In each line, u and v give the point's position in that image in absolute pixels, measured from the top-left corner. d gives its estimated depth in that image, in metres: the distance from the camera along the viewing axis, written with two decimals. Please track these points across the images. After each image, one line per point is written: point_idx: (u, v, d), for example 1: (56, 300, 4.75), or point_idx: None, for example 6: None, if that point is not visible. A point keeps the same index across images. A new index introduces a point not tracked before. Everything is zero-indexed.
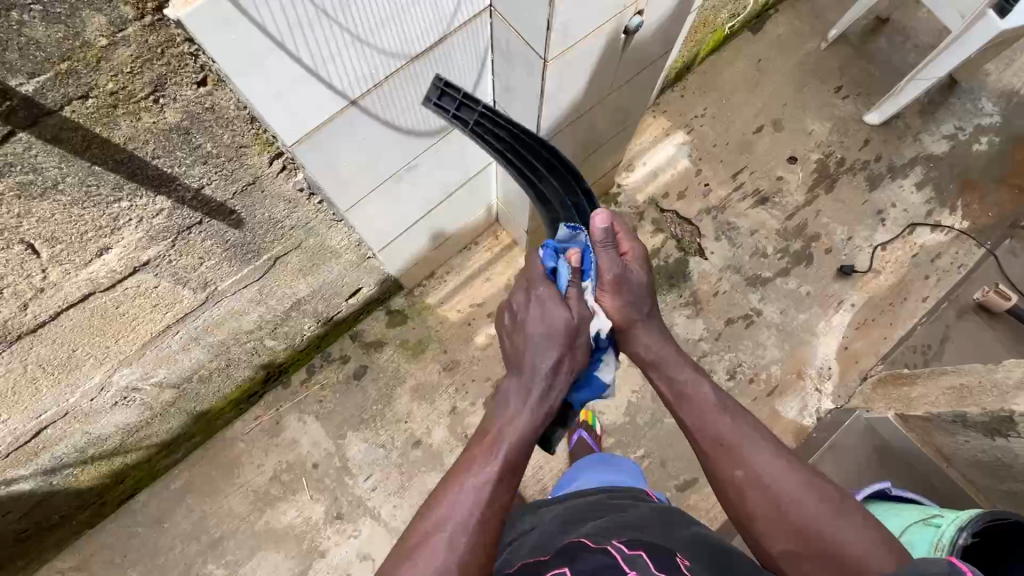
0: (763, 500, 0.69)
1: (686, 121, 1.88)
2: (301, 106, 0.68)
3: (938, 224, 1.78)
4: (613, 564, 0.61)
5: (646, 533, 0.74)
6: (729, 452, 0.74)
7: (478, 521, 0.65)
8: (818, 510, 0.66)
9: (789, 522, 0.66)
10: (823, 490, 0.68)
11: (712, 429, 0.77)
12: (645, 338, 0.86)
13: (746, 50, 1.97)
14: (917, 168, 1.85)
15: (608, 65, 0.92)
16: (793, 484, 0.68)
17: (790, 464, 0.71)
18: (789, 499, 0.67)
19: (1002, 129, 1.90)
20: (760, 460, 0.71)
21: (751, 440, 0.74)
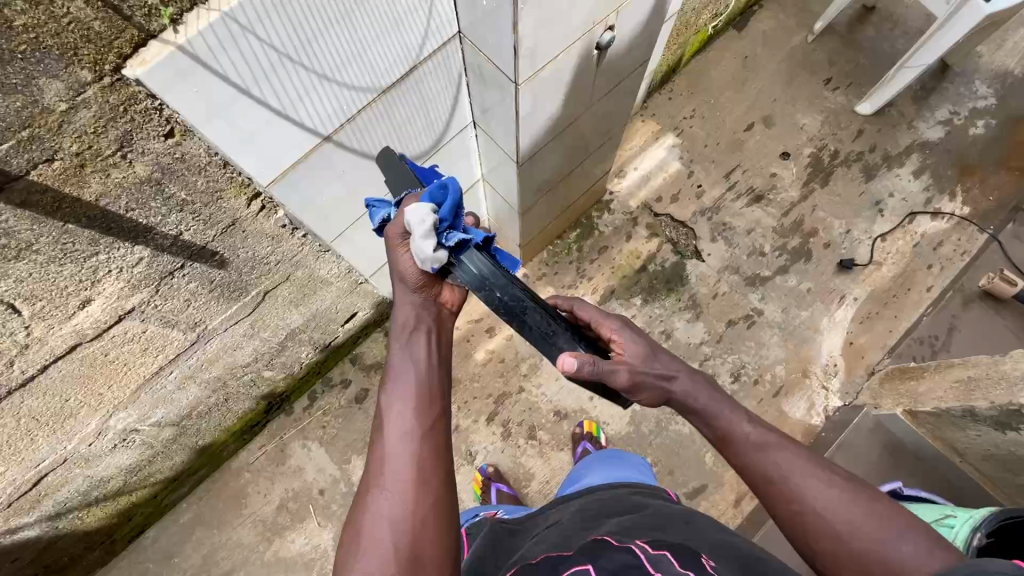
0: (825, 537, 0.62)
1: (676, 123, 1.87)
2: (273, 147, 0.68)
3: (938, 211, 1.76)
4: (638, 564, 0.64)
5: (669, 534, 0.78)
6: (779, 487, 0.65)
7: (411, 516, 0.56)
8: (877, 532, 0.60)
9: (855, 563, 0.60)
10: (876, 506, 0.62)
11: (757, 468, 0.68)
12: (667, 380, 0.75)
13: (732, 48, 1.96)
14: (913, 156, 1.83)
15: (584, 80, 0.92)
16: (851, 514, 0.61)
17: (843, 488, 0.64)
18: (851, 532, 0.60)
19: (999, 111, 1.87)
20: (814, 492, 0.64)
21: (790, 469, 0.66)
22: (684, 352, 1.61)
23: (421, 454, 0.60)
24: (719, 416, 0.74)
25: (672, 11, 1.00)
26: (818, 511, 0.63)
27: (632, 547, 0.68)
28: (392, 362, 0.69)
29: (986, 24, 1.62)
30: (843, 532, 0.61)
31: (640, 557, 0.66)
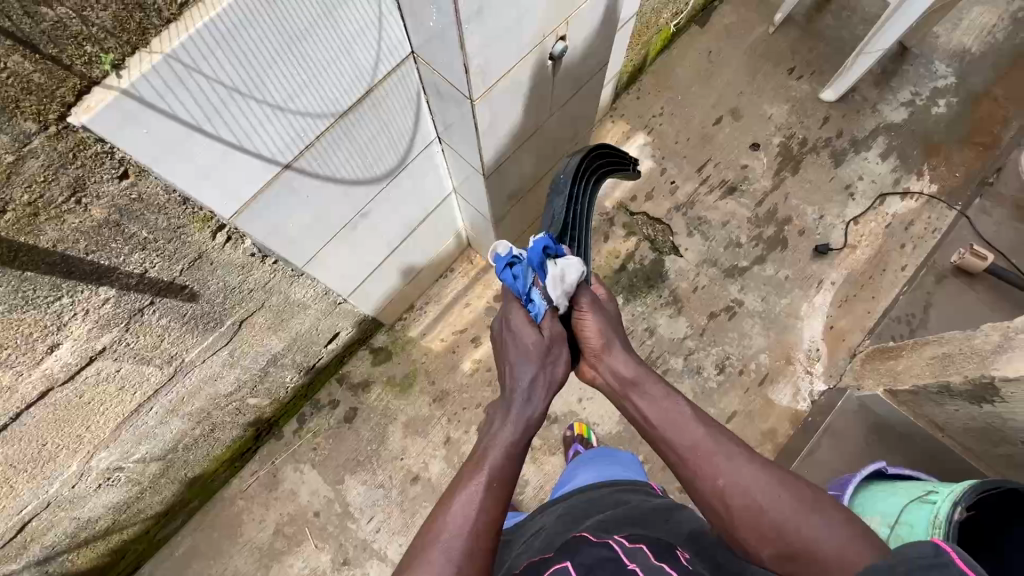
0: (742, 505, 0.69)
1: (646, 122, 1.89)
2: (232, 179, 0.69)
3: (907, 191, 1.80)
4: (613, 557, 0.69)
5: (649, 525, 0.81)
6: (706, 465, 0.73)
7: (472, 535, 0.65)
8: (795, 511, 0.67)
9: (766, 526, 0.67)
10: (796, 487, 0.70)
11: (682, 441, 0.76)
12: (614, 356, 0.89)
13: (695, 44, 1.98)
14: (879, 138, 1.86)
15: (542, 91, 0.93)
16: (769, 491, 0.69)
17: (763, 467, 0.72)
18: (769, 505, 0.68)
19: (959, 90, 1.92)
20: (734, 468, 0.72)
21: (721, 449, 0.74)
22: (668, 347, 1.62)
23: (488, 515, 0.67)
24: (655, 400, 0.82)
25: (624, 15, 1.02)
26: (736, 487, 0.70)
27: (609, 544, 0.73)
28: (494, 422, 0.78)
29: (937, 6, 1.65)
30: (761, 502, 0.68)
31: (615, 552, 0.70)
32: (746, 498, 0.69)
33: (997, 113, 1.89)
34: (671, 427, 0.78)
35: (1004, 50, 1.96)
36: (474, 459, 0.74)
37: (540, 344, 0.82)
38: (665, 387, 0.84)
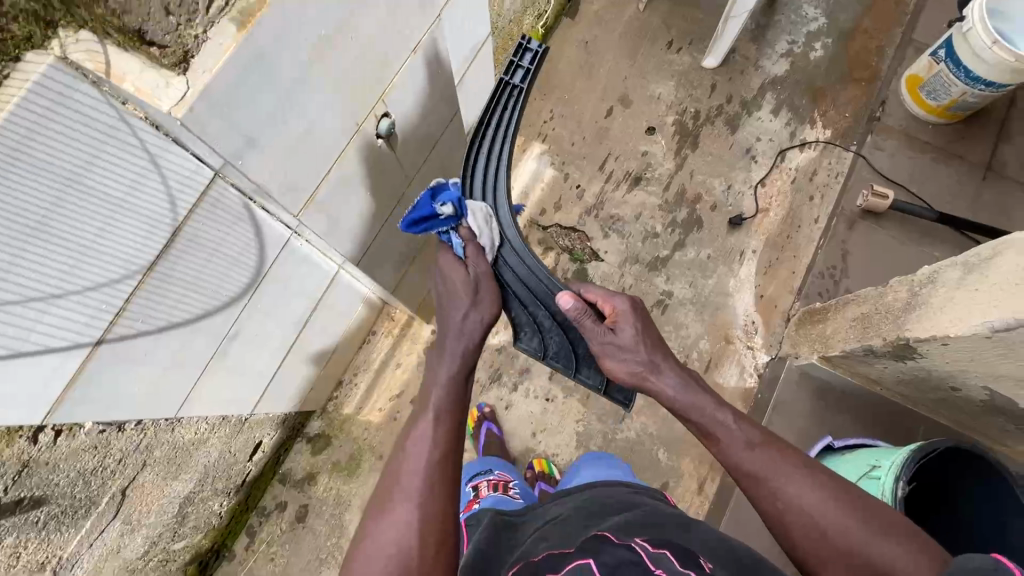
0: (810, 530, 0.79)
1: (539, 130, 1.83)
2: (21, 386, 0.60)
3: (804, 142, 1.81)
4: (638, 560, 0.65)
5: (671, 533, 0.79)
6: (768, 485, 0.83)
7: (426, 483, 0.78)
8: (865, 537, 0.75)
9: (833, 545, 0.77)
10: (864, 513, 0.78)
11: (744, 463, 0.86)
12: (659, 382, 0.98)
13: (570, 38, 1.93)
14: (767, 95, 1.86)
15: (383, 167, 0.85)
16: (833, 516, 0.78)
17: (827, 491, 0.80)
18: (836, 531, 0.77)
19: (830, 31, 1.94)
20: (798, 490, 0.81)
21: (781, 469, 0.83)
22: None
23: (435, 457, 0.81)
24: (714, 414, 0.93)
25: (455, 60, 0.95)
26: (802, 509, 0.80)
27: (633, 545, 0.70)
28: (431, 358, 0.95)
29: None
30: (826, 529, 0.77)
31: (640, 554, 0.67)
32: (811, 519, 0.78)
33: (870, 46, 1.92)
34: (737, 452, 0.88)
35: None
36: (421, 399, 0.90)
37: (467, 282, 0.96)
38: (724, 407, 0.93)
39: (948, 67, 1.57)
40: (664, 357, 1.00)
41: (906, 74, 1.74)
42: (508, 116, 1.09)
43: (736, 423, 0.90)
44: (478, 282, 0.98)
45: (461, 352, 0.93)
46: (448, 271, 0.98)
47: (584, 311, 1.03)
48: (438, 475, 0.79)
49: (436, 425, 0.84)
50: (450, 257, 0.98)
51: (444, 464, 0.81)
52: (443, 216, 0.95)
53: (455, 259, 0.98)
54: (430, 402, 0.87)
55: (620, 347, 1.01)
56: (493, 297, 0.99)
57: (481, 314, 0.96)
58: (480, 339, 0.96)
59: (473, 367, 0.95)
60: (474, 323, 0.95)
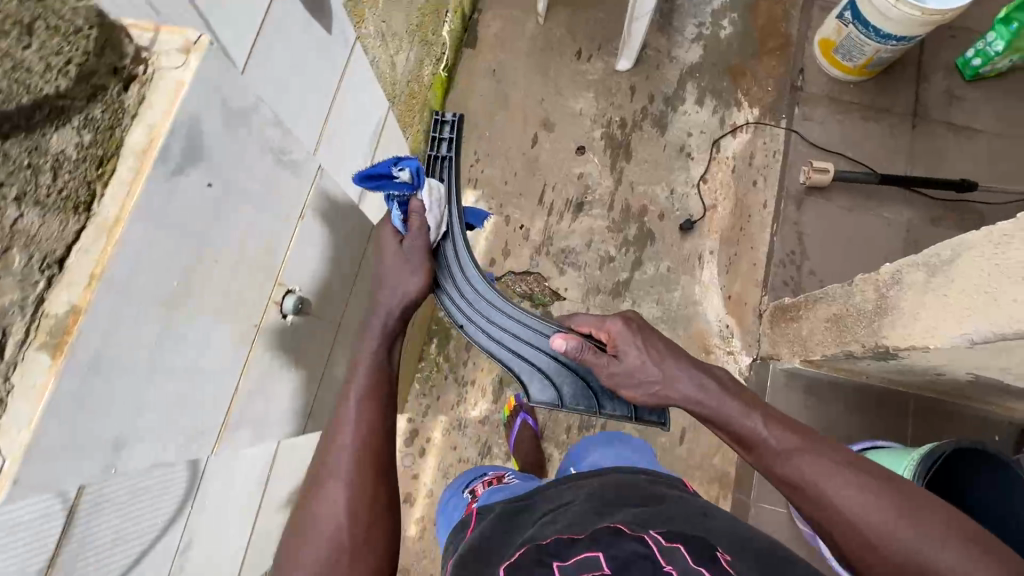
0: (861, 544, 0.74)
1: (468, 176, 1.74)
2: None
3: (735, 127, 1.77)
4: (649, 554, 0.61)
5: (689, 527, 0.71)
6: (814, 495, 0.79)
7: (360, 507, 0.79)
8: (921, 544, 0.71)
9: (890, 560, 0.72)
10: (920, 516, 0.72)
11: (788, 472, 0.82)
12: (677, 392, 0.95)
13: (476, 69, 1.82)
14: (688, 86, 1.81)
15: (302, 341, 0.84)
16: (886, 521, 0.73)
17: (880, 496, 0.75)
18: (887, 541, 0.72)
19: (734, 4, 1.89)
20: (844, 496, 0.76)
21: (823, 473, 0.79)
22: None
23: (358, 455, 0.82)
24: (742, 419, 0.89)
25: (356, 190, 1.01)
26: (850, 518, 0.75)
27: (646, 538, 0.65)
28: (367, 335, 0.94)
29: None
30: (877, 540, 0.73)
31: (650, 546, 0.63)
32: (862, 527, 0.74)
33: (776, 12, 1.88)
34: (776, 458, 0.84)
35: None
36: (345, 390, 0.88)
37: (399, 253, 0.97)
38: (753, 411, 0.89)
39: (857, 30, 1.55)
40: (682, 367, 0.96)
41: (818, 38, 1.71)
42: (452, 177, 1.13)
43: (769, 429, 0.86)
44: (414, 252, 0.98)
45: (384, 327, 0.93)
46: (384, 258, 0.97)
47: (583, 346, 1.01)
48: (370, 489, 0.81)
49: (364, 411, 0.85)
50: (390, 238, 0.97)
51: (379, 454, 0.84)
52: (397, 180, 0.95)
53: (398, 246, 0.97)
54: (352, 386, 0.86)
55: (634, 371, 0.98)
56: (423, 270, 0.98)
57: (405, 287, 0.95)
58: (412, 312, 0.97)
59: (411, 363, 0.95)
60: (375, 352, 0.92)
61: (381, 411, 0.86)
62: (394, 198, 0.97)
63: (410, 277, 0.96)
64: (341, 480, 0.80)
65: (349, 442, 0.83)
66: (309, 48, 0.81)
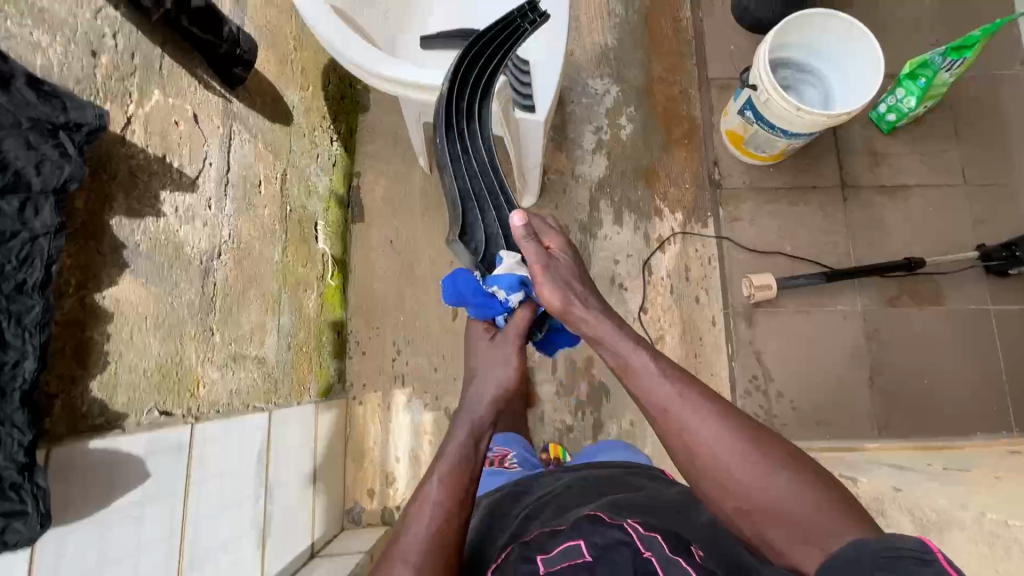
0: (716, 469, 0.70)
1: (392, 371, 1.56)
2: None
3: (662, 239, 1.62)
4: (626, 540, 0.64)
5: (659, 518, 0.74)
6: (673, 421, 0.74)
7: (438, 552, 0.72)
8: (779, 484, 0.67)
9: (740, 487, 0.69)
10: (777, 451, 0.70)
11: (654, 397, 0.76)
12: (586, 311, 0.85)
13: (371, 243, 1.63)
14: (601, 204, 1.65)
15: None
16: (737, 461, 0.69)
17: (735, 430, 0.71)
18: (744, 473, 0.69)
19: (627, 96, 1.73)
20: (703, 427, 0.72)
21: (692, 405, 0.74)
22: None
23: (453, 515, 0.76)
24: (625, 352, 0.81)
25: None
26: (710, 449, 0.71)
27: (625, 522, 0.68)
28: (466, 395, 0.90)
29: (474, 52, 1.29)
30: (731, 466, 0.69)
31: (631, 532, 0.66)
32: (710, 450, 0.71)
33: (673, 95, 1.73)
34: (641, 381, 0.78)
35: (633, 22, 1.79)
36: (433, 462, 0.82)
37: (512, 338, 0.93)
38: (639, 340, 0.82)
39: (761, 127, 1.41)
40: (591, 293, 0.88)
41: (724, 128, 1.57)
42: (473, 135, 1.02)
43: (657, 362, 0.78)
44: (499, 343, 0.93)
45: (485, 416, 0.87)
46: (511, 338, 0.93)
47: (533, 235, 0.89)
48: (452, 523, 0.75)
49: (442, 484, 0.78)
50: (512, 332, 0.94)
51: (454, 519, 0.76)
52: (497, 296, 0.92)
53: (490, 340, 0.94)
54: (445, 456, 0.81)
55: (555, 270, 0.87)
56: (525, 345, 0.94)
57: (495, 375, 0.90)
58: (490, 435, 0.87)
59: (495, 418, 0.88)
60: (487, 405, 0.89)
61: (459, 468, 0.80)
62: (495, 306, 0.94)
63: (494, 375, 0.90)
64: (429, 503, 0.76)
65: (433, 489, 0.77)
66: (94, 550, 0.61)
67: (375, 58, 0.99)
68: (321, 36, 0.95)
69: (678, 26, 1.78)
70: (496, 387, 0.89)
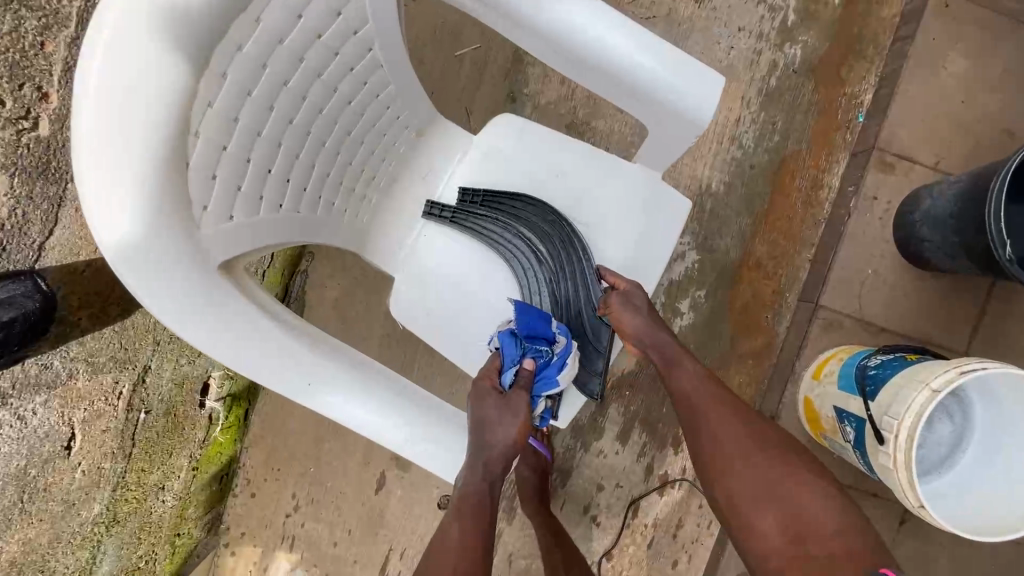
0: (730, 464, 0.70)
1: (282, 528, 1.23)
2: None
3: (665, 478, 1.26)
4: None
5: None
6: (697, 414, 0.74)
7: None
8: (798, 488, 0.67)
9: (756, 489, 0.68)
10: (797, 460, 0.70)
11: (689, 394, 0.76)
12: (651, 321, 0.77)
13: None
14: (610, 409, 1.25)
15: None
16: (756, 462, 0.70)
17: (756, 432, 0.72)
18: (761, 479, 0.68)
19: (704, 273, 1.25)
20: (727, 424, 0.73)
21: (718, 407, 0.74)
22: None
23: None
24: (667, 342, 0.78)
25: None
26: (730, 447, 0.71)
27: None
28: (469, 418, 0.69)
29: (498, 262, 0.78)
30: (746, 464, 0.70)
31: None
32: (726, 445, 0.71)
33: (763, 292, 1.25)
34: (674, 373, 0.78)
35: (756, 169, 1.24)
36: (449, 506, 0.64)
37: (511, 411, 0.69)
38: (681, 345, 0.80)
39: (854, 451, 1.00)
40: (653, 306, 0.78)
41: (805, 397, 1.13)
42: (566, 293, 0.78)
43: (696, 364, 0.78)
44: (502, 410, 0.69)
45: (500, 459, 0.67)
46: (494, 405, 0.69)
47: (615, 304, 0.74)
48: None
49: (465, 526, 0.61)
50: (486, 388, 0.71)
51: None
52: (552, 355, 0.73)
53: (499, 398, 0.70)
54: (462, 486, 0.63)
55: (637, 307, 0.74)
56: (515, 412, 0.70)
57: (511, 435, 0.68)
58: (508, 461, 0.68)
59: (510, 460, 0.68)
60: (501, 449, 0.67)
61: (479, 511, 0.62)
62: (540, 366, 0.73)
63: (509, 426, 0.68)
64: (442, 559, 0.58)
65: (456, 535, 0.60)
66: None
67: (312, 383, 0.55)
68: (210, 356, 0.50)
69: (813, 196, 1.25)
70: (509, 429, 0.68)
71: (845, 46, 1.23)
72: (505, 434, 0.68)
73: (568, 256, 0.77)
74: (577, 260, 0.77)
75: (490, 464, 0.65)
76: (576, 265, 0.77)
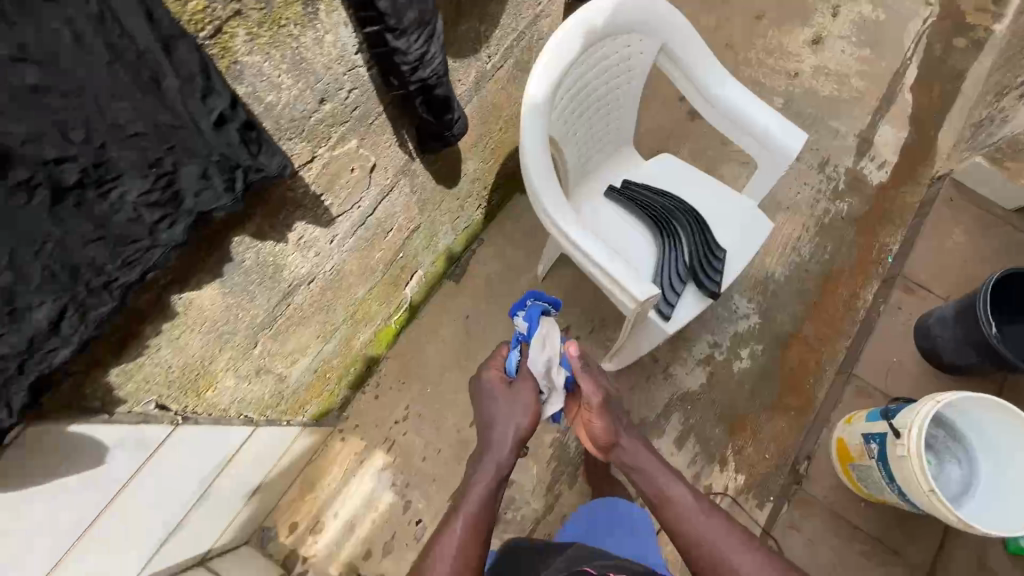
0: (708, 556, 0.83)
1: (388, 431, 1.49)
2: None
3: (709, 490, 1.46)
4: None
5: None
6: (673, 512, 0.89)
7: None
8: None
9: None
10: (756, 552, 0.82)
11: (658, 491, 0.93)
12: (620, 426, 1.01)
13: (450, 305, 1.60)
14: (673, 416, 1.52)
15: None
16: (735, 551, 0.82)
17: (717, 519, 0.87)
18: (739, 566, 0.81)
19: (762, 333, 1.62)
20: (705, 520, 0.87)
21: (684, 509, 0.89)
22: None
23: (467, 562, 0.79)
24: (635, 451, 0.99)
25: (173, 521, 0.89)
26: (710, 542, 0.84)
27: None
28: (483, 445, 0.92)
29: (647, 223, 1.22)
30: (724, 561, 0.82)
31: None
32: (702, 535, 0.85)
33: (808, 361, 1.59)
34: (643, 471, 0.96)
35: (810, 273, 1.69)
36: (453, 508, 0.87)
37: (510, 409, 0.94)
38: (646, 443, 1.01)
39: (879, 468, 1.25)
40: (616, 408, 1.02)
41: (838, 436, 1.40)
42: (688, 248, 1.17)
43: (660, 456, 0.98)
44: (509, 406, 0.94)
45: (500, 464, 0.91)
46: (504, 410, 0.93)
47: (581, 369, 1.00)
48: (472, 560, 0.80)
49: (462, 531, 0.82)
50: (496, 378, 0.97)
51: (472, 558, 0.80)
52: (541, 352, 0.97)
53: (506, 387, 0.96)
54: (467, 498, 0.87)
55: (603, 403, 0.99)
56: (524, 412, 0.93)
57: (518, 421, 0.92)
58: (511, 464, 0.92)
59: (503, 480, 0.91)
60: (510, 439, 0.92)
61: (473, 525, 0.83)
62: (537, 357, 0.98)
63: (507, 437, 0.91)
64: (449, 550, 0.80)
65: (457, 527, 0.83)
66: None
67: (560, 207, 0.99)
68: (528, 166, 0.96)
69: (853, 302, 1.65)
70: (513, 427, 0.92)
71: (880, 212, 1.76)
72: (511, 423, 0.92)
73: (691, 229, 1.19)
74: (697, 232, 1.18)
75: (499, 465, 0.90)
76: (694, 233, 1.18)
